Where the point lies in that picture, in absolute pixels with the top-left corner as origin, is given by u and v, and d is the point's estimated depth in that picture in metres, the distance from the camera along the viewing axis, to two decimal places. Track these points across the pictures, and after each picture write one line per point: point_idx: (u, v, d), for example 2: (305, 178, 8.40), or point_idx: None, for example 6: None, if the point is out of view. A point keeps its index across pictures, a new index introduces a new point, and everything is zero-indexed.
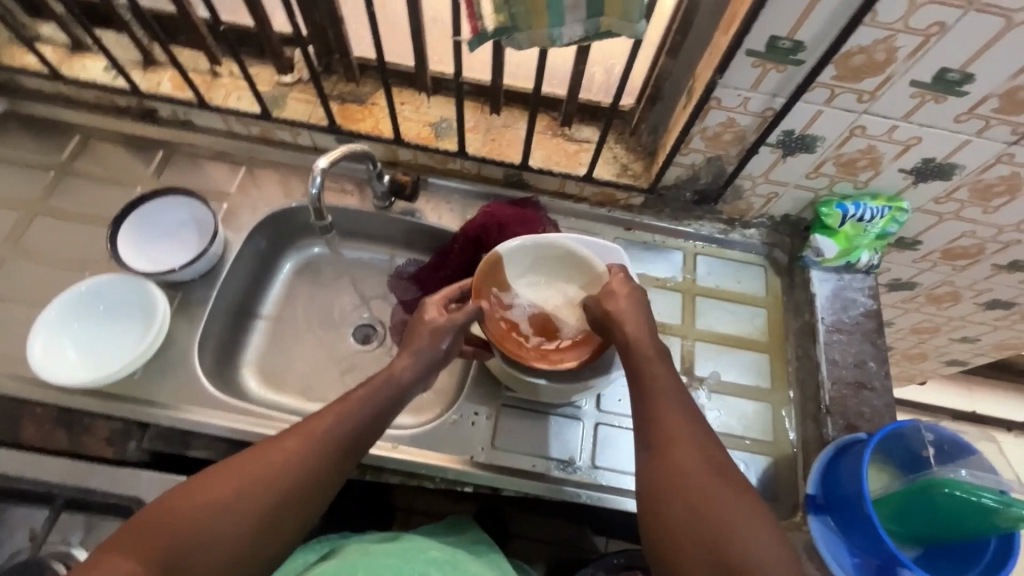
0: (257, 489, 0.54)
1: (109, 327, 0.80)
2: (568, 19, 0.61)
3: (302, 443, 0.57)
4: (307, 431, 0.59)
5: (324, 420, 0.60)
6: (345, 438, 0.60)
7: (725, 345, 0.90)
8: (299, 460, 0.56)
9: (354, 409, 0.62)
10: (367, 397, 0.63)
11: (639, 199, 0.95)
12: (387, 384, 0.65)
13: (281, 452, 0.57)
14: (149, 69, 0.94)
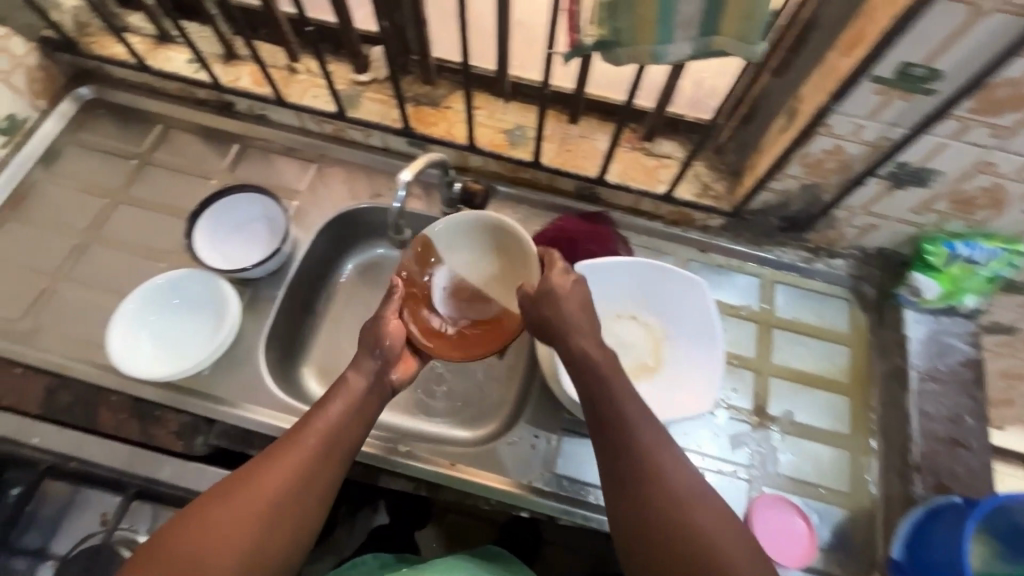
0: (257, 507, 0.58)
1: (183, 321, 0.82)
2: (678, 37, 0.57)
3: (288, 460, 0.61)
4: (288, 445, 0.63)
5: (304, 434, 0.64)
6: (317, 446, 0.63)
7: (803, 384, 0.84)
8: (284, 474, 0.60)
9: (331, 419, 0.65)
10: (340, 406, 0.67)
11: (718, 221, 0.90)
12: (350, 390, 0.68)
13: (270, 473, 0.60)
14: (230, 62, 0.95)
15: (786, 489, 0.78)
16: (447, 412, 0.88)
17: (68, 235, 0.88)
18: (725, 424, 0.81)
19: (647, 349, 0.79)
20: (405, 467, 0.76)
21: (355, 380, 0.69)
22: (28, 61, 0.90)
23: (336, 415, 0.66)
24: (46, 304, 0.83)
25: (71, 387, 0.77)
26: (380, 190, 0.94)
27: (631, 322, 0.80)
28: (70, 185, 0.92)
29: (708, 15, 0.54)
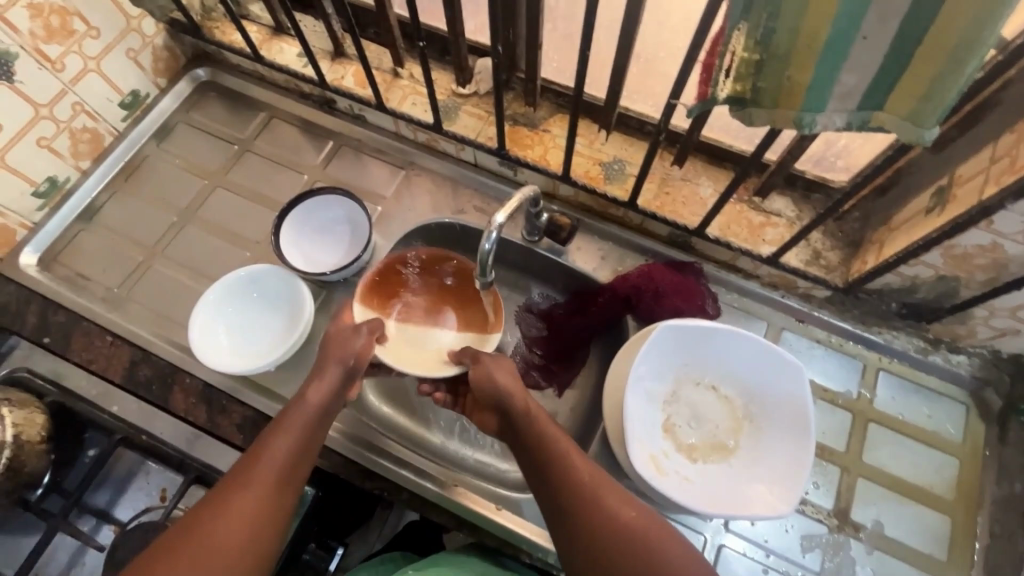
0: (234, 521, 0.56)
1: (257, 314, 0.84)
2: (831, 106, 0.50)
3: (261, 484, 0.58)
4: (242, 478, 0.58)
5: (274, 446, 0.61)
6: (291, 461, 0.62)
7: (897, 492, 0.75)
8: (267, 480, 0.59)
9: (294, 440, 0.62)
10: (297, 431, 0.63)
11: (824, 293, 0.81)
12: (306, 415, 0.65)
13: (239, 490, 0.58)
14: (337, 60, 0.95)
15: None
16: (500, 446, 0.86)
17: (168, 212, 0.92)
18: (798, 521, 0.74)
19: (724, 427, 0.74)
20: (451, 503, 0.75)
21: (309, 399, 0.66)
22: (156, 41, 0.94)
23: (294, 436, 0.63)
24: (141, 278, 0.87)
25: (152, 362, 0.80)
26: (463, 206, 0.92)
27: (710, 395, 0.75)
28: (176, 162, 0.96)
29: (874, 89, 0.47)
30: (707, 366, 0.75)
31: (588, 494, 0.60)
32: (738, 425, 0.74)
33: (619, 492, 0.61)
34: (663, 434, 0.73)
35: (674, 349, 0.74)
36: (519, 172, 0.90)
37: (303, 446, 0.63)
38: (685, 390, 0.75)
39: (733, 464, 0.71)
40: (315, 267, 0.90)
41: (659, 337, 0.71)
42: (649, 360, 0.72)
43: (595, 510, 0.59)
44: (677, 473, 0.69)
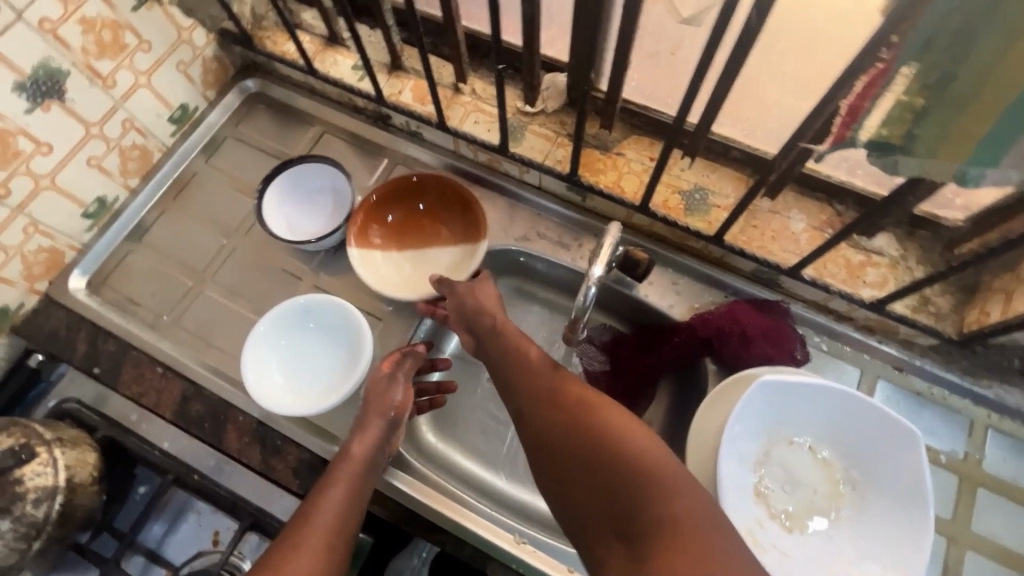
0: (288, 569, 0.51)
1: (310, 347, 0.78)
2: (1010, 162, 0.42)
3: (301, 547, 0.53)
4: (288, 544, 0.54)
5: (329, 498, 0.58)
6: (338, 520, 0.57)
7: (1011, 568, 0.68)
8: (309, 541, 0.54)
9: (346, 488, 0.60)
10: (349, 480, 0.61)
11: (928, 341, 0.73)
12: (351, 470, 0.61)
13: (297, 546, 0.54)
14: (394, 74, 0.89)
15: None
16: None
17: (218, 233, 0.88)
18: None
19: (822, 493, 0.67)
20: (522, 563, 0.70)
21: (352, 450, 0.63)
22: (206, 52, 0.89)
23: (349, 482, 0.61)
24: (191, 304, 0.84)
25: (203, 398, 0.76)
26: (526, 232, 0.86)
27: (805, 456, 0.68)
28: (225, 179, 0.92)
29: None
30: (804, 426, 0.68)
31: (560, 402, 0.57)
32: (837, 491, 0.67)
33: (596, 400, 0.56)
34: (756, 500, 0.66)
35: (771, 407, 0.67)
36: (589, 199, 0.83)
37: (349, 502, 0.59)
38: (776, 450, 0.69)
39: (834, 536, 0.65)
40: (298, 233, 0.84)
41: (756, 393, 0.64)
42: (745, 419, 0.65)
43: (565, 413, 0.56)
44: (775, 547, 0.63)
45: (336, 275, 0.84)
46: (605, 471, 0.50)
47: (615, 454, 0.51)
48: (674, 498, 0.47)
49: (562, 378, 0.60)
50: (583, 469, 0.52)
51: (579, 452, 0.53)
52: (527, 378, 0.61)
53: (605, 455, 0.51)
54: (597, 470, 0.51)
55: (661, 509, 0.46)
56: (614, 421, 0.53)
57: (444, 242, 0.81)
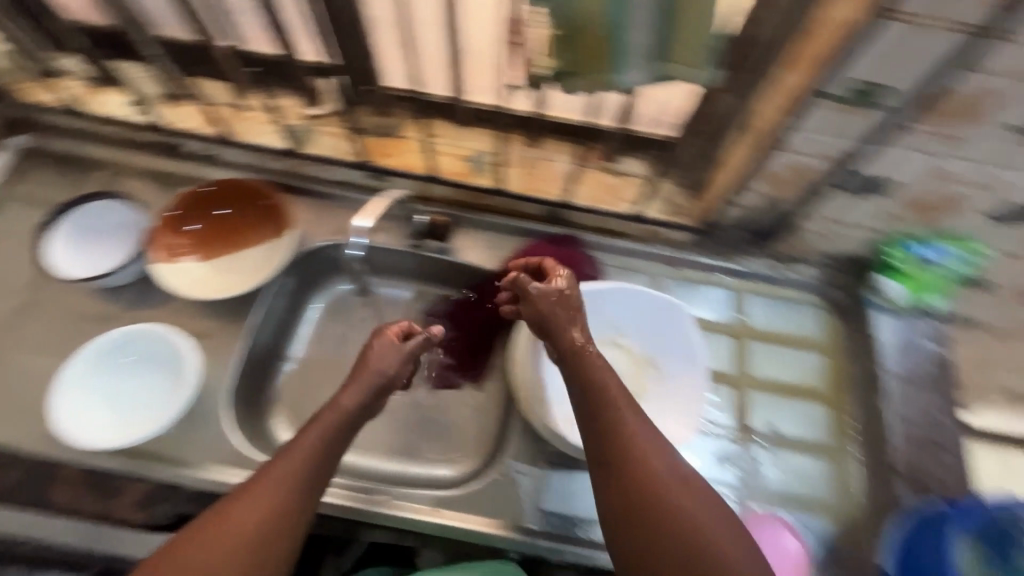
0: (243, 531, 0.53)
1: (131, 381, 0.77)
2: (634, 64, 0.55)
3: (254, 498, 0.55)
4: (245, 497, 0.55)
5: (289, 453, 0.59)
6: (298, 476, 0.58)
7: (781, 395, 0.84)
8: (261, 495, 0.55)
9: (309, 447, 0.59)
10: (319, 432, 0.61)
11: (685, 236, 0.90)
12: (327, 422, 0.61)
13: (253, 494, 0.55)
14: (174, 103, 0.91)
15: (773, 504, 0.78)
16: (430, 452, 0.85)
17: (8, 296, 0.83)
18: (708, 444, 0.81)
19: (630, 374, 0.79)
20: (388, 518, 0.73)
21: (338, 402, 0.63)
22: None
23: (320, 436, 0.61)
24: None
25: (19, 462, 0.72)
26: (343, 225, 0.90)
27: (613, 349, 0.80)
28: (8, 241, 0.87)
29: (658, 45, 0.54)
30: (609, 324, 0.80)
31: (619, 445, 0.57)
32: (643, 370, 0.79)
33: (648, 438, 0.58)
34: (573, 389, 0.79)
35: None
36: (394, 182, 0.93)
37: (311, 463, 0.59)
38: (590, 350, 0.80)
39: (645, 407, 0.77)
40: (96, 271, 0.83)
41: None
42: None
43: (625, 453, 0.57)
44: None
45: (153, 307, 0.83)
46: (642, 517, 0.54)
47: (639, 462, 0.56)
48: (677, 508, 0.54)
49: (626, 402, 0.60)
50: (628, 505, 0.55)
51: (631, 496, 0.55)
52: (604, 412, 0.59)
53: (648, 501, 0.54)
54: (635, 514, 0.54)
55: (674, 524, 0.53)
56: (651, 480, 0.55)
57: (255, 242, 0.86)
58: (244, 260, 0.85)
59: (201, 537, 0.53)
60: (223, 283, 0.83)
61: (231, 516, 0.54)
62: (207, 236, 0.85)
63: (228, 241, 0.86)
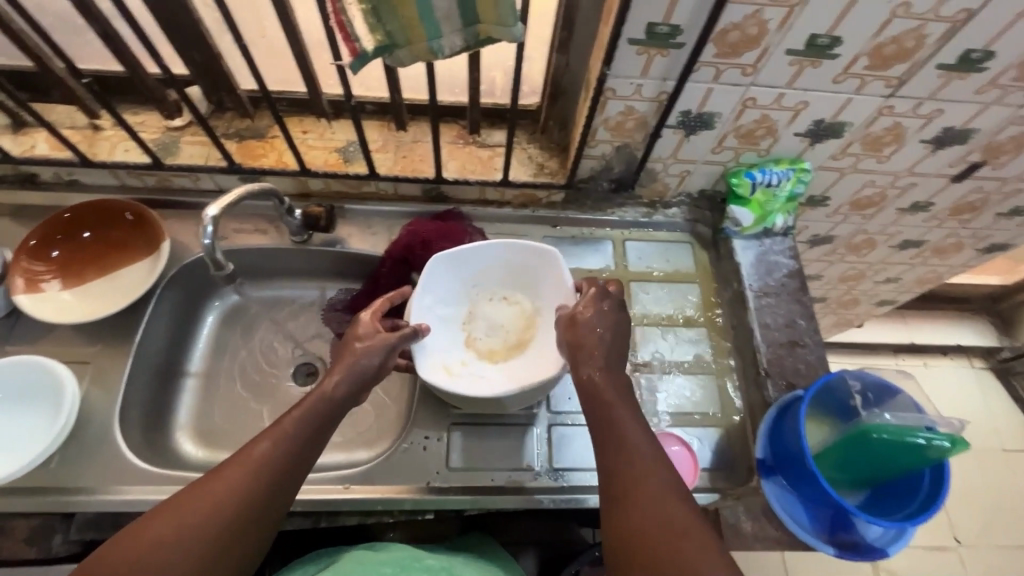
0: (213, 512, 0.53)
1: (7, 419, 0.74)
2: (445, 30, 0.60)
3: (232, 476, 0.55)
4: (222, 476, 0.55)
5: (270, 442, 0.58)
6: (276, 464, 0.58)
7: (664, 326, 0.92)
8: (232, 477, 0.55)
9: (289, 430, 0.60)
10: (302, 427, 0.61)
11: (559, 195, 0.95)
12: (310, 408, 0.62)
13: (217, 478, 0.55)
14: (20, 132, 0.87)
15: (665, 424, 0.84)
16: (343, 438, 0.86)
17: None
18: None
19: (518, 328, 0.84)
20: (298, 505, 0.74)
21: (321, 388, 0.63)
22: None
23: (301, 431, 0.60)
24: None
25: None
26: (224, 232, 0.91)
27: (501, 304, 0.85)
28: None
29: (463, 6, 0.58)
30: (497, 283, 0.85)
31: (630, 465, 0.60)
32: (529, 323, 0.84)
33: (656, 457, 0.61)
34: (466, 347, 0.83)
35: (456, 275, 0.83)
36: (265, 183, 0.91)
37: (291, 452, 0.59)
38: (477, 306, 0.85)
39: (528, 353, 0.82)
40: None
41: (434, 265, 0.79)
42: (435, 289, 0.81)
43: (637, 480, 0.59)
44: (471, 373, 0.80)
45: (22, 341, 0.80)
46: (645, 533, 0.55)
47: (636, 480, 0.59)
48: (649, 471, 0.59)
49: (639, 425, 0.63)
50: (627, 524, 0.57)
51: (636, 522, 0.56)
52: (616, 433, 0.62)
53: (647, 521, 0.56)
54: (634, 529, 0.56)
55: (671, 535, 0.55)
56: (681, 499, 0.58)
57: (129, 261, 0.84)
58: (119, 280, 0.83)
59: (169, 519, 0.52)
60: (96, 304, 0.81)
61: (203, 499, 0.54)
62: (76, 260, 0.83)
63: (99, 264, 0.84)
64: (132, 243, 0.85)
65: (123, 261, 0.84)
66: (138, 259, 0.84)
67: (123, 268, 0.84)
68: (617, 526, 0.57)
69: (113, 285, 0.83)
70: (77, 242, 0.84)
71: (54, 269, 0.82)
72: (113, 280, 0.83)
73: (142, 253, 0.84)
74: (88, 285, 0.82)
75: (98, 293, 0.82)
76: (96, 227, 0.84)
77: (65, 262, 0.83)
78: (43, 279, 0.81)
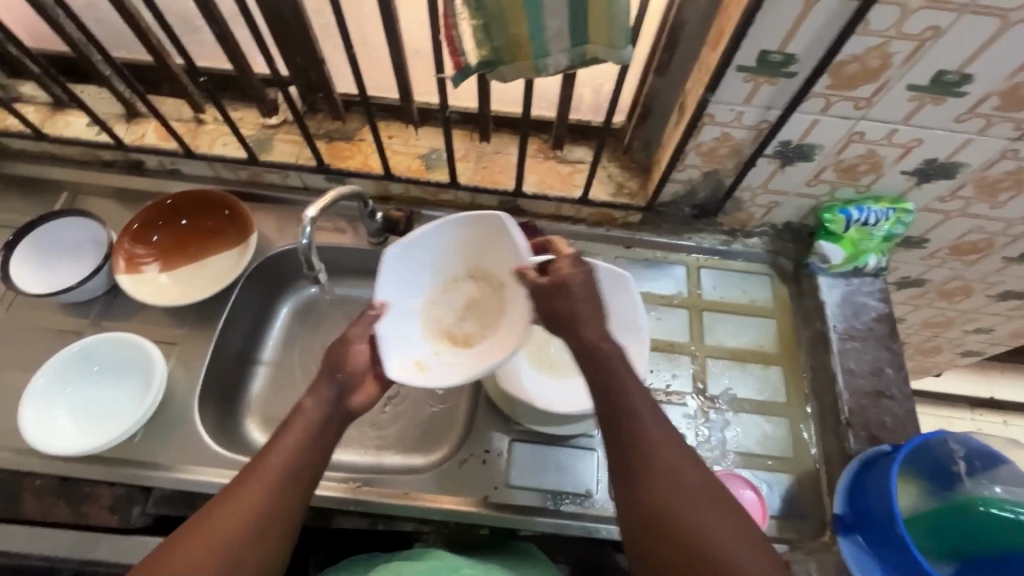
0: (214, 554, 0.50)
1: (99, 391, 0.78)
2: (553, 49, 0.60)
3: (241, 497, 0.53)
4: (229, 500, 0.53)
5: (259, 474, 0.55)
6: (284, 481, 0.55)
7: (736, 361, 0.88)
8: (241, 500, 0.53)
9: (289, 445, 0.58)
10: (295, 443, 0.58)
11: (636, 216, 0.93)
12: (304, 421, 0.60)
13: (226, 503, 0.53)
14: (133, 121, 0.93)
15: (732, 464, 0.81)
16: (402, 442, 0.87)
17: None
18: (670, 411, 0.84)
19: (495, 309, 0.74)
20: (358, 504, 0.75)
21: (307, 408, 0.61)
22: None
23: (294, 442, 0.58)
24: None
25: None
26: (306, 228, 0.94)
27: (469, 286, 0.77)
28: None
29: (574, 27, 0.57)
30: (471, 260, 0.76)
31: (649, 460, 0.55)
32: (499, 298, 0.74)
33: (672, 443, 0.56)
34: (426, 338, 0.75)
35: None
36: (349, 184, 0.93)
37: (294, 463, 0.57)
38: (456, 282, 0.77)
39: None
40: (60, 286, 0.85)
41: (390, 259, 0.73)
42: (399, 275, 0.74)
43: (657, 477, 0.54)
44: (441, 363, 0.72)
45: (119, 317, 0.85)
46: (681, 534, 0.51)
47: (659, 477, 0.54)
48: (675, 472, 0.54)
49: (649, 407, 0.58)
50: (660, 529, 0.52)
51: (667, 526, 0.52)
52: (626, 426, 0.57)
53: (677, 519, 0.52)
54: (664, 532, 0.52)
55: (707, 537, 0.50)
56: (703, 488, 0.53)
57: (220, 250, 0.88)
58: (209, 267, 0.87)
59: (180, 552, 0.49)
60: (188, 289, 0.85)
61: (212, 526, 0.51)
62: (172, 246, 0.88)
63: (193, 250, 0.88)
64: (223, 233, 0.89)
65: (214, 249, 0.88)
66: (228, 248, 0.88)
67: (214, 257, 0.88)
68: (646, 531, 0.53)
69: (203, 271, 0.87)
70: (175, 228, 0.88)
71: (154, 253, 0.87)
72: (204, 267, 0.87)
73: (230, 243, 0.88)
74: (182, 271, 0.87)
75: (190, 278, 0.87)
76: (192, 215, 0.89)
77: (163, 247, 0.88)
78: (144, 263, 0.86)
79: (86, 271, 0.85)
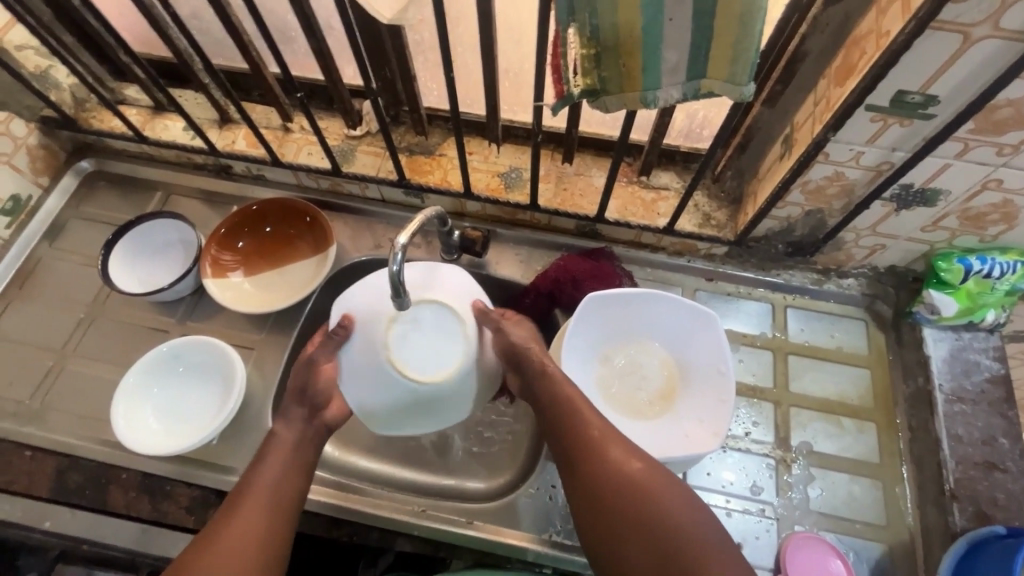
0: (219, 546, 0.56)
1: (184, 390, 0.81)
2: (666, 82, 0.56)
3: (233, 517, 0.59)
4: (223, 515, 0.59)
5: (254, 502, 0.60)
6: (271, 495, 0.61)
7: (825, 413, 0.82)
8: (237, 516, 0.59)
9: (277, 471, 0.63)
10: (283, 462, 0.64)
11: (722, 249, 0.88)
12: (291, 444, 0.66)
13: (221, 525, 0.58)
14: (225, 127, 0.96)
15: (818, 526, 0.75)
16: (465, 465, 0.86)
17: (73, 311, 0.88)
18: (749, 460, 0.79)
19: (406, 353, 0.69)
20: (424, 529, 0.74)
21: (291, 432, 0.67)
22: (29, 141, 0.91)
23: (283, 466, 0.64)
24: (54, 383, 0.83)
25: (82, 467, 0.77)
26: (380, 240, 0.93)
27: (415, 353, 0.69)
28: (73, 257, 0.93)
29: (693, 61, 0.54)
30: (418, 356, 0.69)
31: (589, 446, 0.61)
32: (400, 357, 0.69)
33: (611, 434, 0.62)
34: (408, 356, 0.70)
35: (598, 321, 0.78)
36: (426, 199, 0.93)
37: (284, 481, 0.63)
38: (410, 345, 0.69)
39: (681, 407, 0.77)
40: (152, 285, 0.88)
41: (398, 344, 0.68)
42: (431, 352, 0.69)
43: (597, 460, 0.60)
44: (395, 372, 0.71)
45: (203, 318, 0.88)
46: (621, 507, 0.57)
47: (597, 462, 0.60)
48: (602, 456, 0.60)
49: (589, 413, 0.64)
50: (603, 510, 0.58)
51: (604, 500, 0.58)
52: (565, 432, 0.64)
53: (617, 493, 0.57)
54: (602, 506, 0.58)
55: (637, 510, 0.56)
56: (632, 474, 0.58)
57: (300, 258, 0.90)
58: (288, 276, 0.89)
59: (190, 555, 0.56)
60: (267, 298, 0.87)
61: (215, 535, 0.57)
62: (256, 252, 0.90)
63: (276, 257, 0.90)
64: (303, 242, 0.90)
65: (295, 257, 0.90)
66: (308, 257, 0.89)
67: (294, 267, 0.89)
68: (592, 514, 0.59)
69: (284, 280, 0.89)
70: (258, 235, 0.91)
71: (239, 260, 0.89)
72: (284, 275, 0.89)
73: (312, 251, 0.89)
74: (264, 278, 0.89)
75: (272, 286, 0.88)
76: (275, 222, 0.91)
77: (246, 254, 0.90)
78: (229, 270, 0.88)
79: (177, 271, 0.89)
